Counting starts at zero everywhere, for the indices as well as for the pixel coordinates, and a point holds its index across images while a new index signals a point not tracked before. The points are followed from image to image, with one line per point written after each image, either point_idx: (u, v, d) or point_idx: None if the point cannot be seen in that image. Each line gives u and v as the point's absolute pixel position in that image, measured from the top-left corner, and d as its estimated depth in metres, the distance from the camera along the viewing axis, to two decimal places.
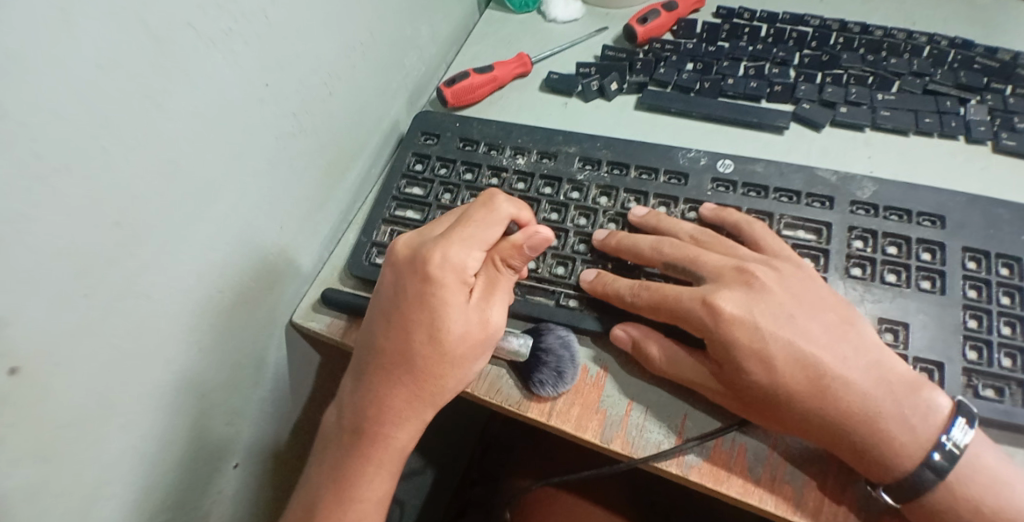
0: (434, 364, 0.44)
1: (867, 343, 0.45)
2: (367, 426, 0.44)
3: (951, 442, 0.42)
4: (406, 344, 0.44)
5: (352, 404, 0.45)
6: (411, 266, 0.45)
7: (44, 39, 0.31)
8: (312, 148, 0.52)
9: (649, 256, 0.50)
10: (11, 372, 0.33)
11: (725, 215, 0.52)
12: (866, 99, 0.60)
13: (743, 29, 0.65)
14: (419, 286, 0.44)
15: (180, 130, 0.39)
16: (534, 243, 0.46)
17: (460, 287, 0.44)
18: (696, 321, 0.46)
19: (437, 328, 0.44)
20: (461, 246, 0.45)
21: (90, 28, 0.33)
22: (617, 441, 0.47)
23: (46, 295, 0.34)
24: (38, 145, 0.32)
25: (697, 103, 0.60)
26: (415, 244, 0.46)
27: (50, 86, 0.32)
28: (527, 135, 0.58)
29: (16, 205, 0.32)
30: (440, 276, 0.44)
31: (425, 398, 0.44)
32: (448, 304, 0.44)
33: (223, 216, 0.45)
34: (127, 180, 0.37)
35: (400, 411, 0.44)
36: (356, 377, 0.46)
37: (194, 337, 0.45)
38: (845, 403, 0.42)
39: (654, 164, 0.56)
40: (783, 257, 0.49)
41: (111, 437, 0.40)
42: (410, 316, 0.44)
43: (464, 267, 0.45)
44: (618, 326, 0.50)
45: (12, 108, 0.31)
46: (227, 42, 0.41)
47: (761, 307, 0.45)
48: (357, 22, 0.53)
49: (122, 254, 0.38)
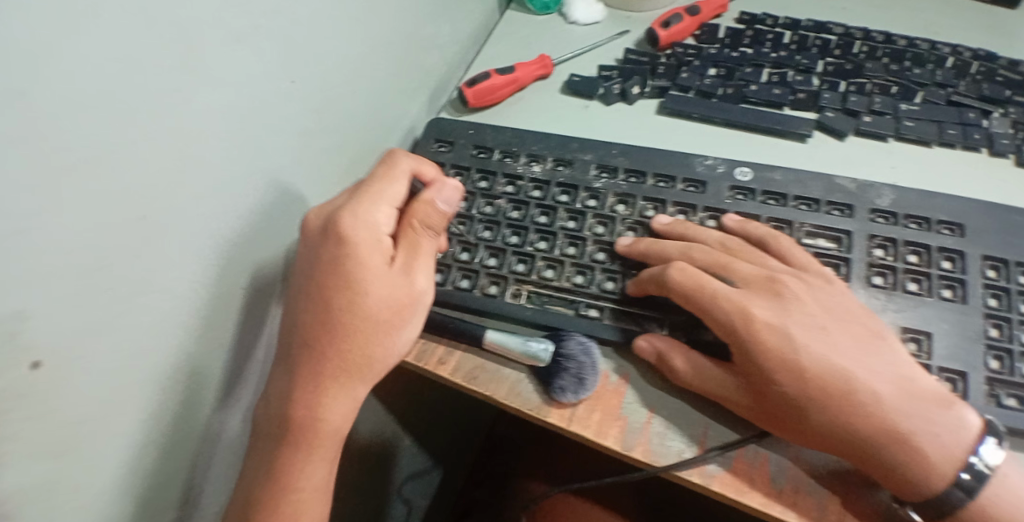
0: (357, 331, 0.42)
1: (897, 358, 0.44)
2: (296, 412, 0.42)
3: (979, 464, 0.41)
4: (326, 311, 0.42)
5: (280, 392, 0.43)
6: (323, 235, 0.43)
7: (70, 27, 0.30)
8: (333, 146, 0.51)
9: (681, 257, 0.49)
10: (33, 365, 0.32)
11: (750, 228, 0.51)
12: (890, 109, 0.59)
13: (766, 35, 0.63)
14: (334, 252, 0.43)
15: (202, 126, 0.39)
16: (447, 197, 0.46)
17: (379, 249, 0.44)
18: (730, 328, 0.45)
19: (357, 291, 0.42)
20: (370, 207, 0.44)
21: (117, 23, 0.32)
22: (639, 448, 0.47)
23: (69, 289, 0.33)
24: (65, 142, 0.31)
25: (720, 108, 0.59)
26: (326, 213, 0.45)
27: (75, 76, 0.31)
28: (541, 142, 0.58)
29: (38, 205, 0.31)
30: (354, 235, 0.43)
31: (355, 372, 0.43)
32: (367, 265, 0.43)
33: (244, 213, 0.44)
34: (153, 176, 0.36)
35: (331, 389, 0.42)
36: (282, 365, 0.43)
37: (214, 335, 0.44)
38: (876, 419, 0.42)
39: (672, 172, 0.55)
40: (814, 271, 0.48)
41: (128, 435, 0.39)
42: (330, 282, 0.42)
43: (379, 228, 0.44)
44: (641, 339, 0.49)
45: (42, 101, 0.30)
46: (254, 38, 0.41)
47: (795, 319, 0.45)
48: (379, 21, 0.52)
49: (145, 249, 0.37)
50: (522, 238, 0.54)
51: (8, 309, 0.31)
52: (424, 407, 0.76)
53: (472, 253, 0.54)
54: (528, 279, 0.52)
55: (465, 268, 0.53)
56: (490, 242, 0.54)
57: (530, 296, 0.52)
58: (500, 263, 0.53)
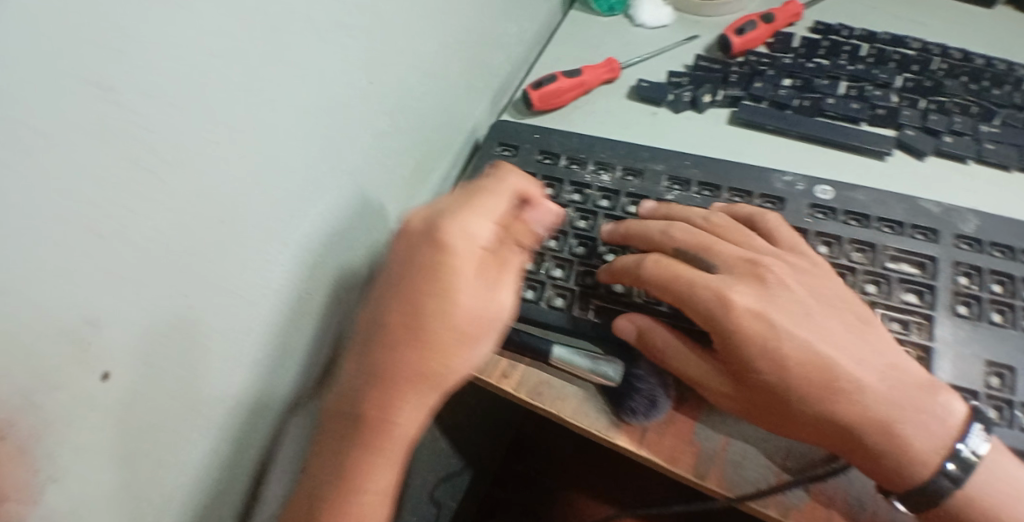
0: (438, 343, 0.39)
1: (891, 348, 0.43)
2: (369, 414, 0.39)
3: (965, 451, 0.40)
4: (412, 316, 0.38)
5: (347, 393, 0.40)
6: (420, 235, 0.40)
7: (162, 22, 0.29)
8: (403, 147, 0.49)
9: (661, 238, 0.48)
10: (103, 377, 0.31)
11: (739, 209, 0.51)
12: (970, 130, 0.57)
13: (843, 46, 0.62)
14: (429, 255, 0.39)
15: (280, 126, 0.37)
16: (544, 221, 0.44)
17: (475, 261, 0.40)
18: (707, 311, 0.44)
19: (449, 302, 0.39)
20: (472, 216, 0.41)
21: (205, 19, 0.31)
22: (713, 476, 0.44)
23: (145, 294, 0.32)
24: (151, 141, 0.30)
25: (795, 121, 0.57)
26: (427, 212, 0.41)
27: (162, 73, 0.30)
28: (611, 150, 0.55)
29: (119, 207, 0.29)
30: (452, 243, 0.39)
31: (434, 385, 0.39)
32: (463, 277, 0.39)
33: (318, 216, 0.43)
34: (232, 176, 0.35)
35: (405, 401, 0.39)
36: (354, 365, 0.40)
37: (282, 343, 0.42)
38: (863, 407, 0.41)
39: (749, 187, 0.53)
40: (801, 252, 0.47)
41: (191, 444, 0.38)
42: (421, 290, 0.39)
43: (480, 239, 0.40)
44: (623, 314, 0.47)
45: (127, 99, 0.28)
46: (336, 36, 0.39)
47: (779, 302, 0.44)
48: (452, 21, 0.51)
49: (220, 254, 0.36)
50: (590, 248, 0.51)
51: (82, 318, 0.29)
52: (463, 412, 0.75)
53: (538, 263, 0.51)
54: (596, 292, 0.50)
55: (531, 278, 0.51)
56: (557, 252, 0.51)
57: (597, 310, 0.49)
58: (566, 274, 0.51)
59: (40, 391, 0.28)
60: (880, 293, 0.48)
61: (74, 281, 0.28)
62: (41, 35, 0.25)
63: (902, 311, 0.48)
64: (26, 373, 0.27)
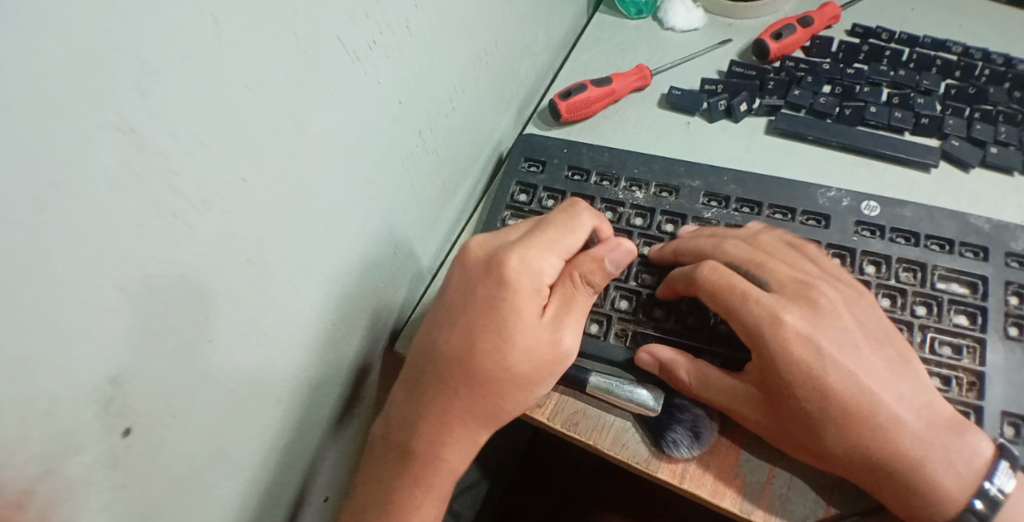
0: (496, 381, 0.41)
1: (926, 385, 0.41)
2: (418, 445, 0.42)
3: (994, 488, 0.39)
4: (471, 353, 0.41)
5: (402, 417, 0.43)
6: (483, 271, 0.42)
7: (185, 54, 0.26)
8: (431, 165, 0.47)
9: (712, 254, 0.46)
10: (125, 432, 0.28)
11: (779, 234, 0.48)
12: (1016, 140, 0.54)
13: (884, 51, 0.59)
14: (490, 292, 0.41)
15: (312, 156, 0.35)
16: (617, 258, 0.43)
17: (534, 299, 0.41)
18: (756, 327, 0.42)
19: (505, 338, 0.41)
20: (539, 254, 0.42)
21: (236, 47, 0.28)
22: (759, 511, 0.42)
23: (172, 344, 0.29)
24: (179, 182, 0.27)
25: (837, 132, 0.55)
26: (489, 248, 0.43)
27: (188, 112, 0.27)
28: (644, 164, 0.53)
29: (145, 253, 0.27)
30: (515, 281, 0.41)
31: (484, 416, 0.42)
32: (520, 314, 0.41)
33: (346, 243, 0.40)
34: (261, 211, 0.32)
35: (457, 429, 0.41)
36: (408, 391, 0.43)
37: (307, 375, 0.40)
38: (893, 444, 0.40)
39: (791, 204, 0.50)
40: (848, 282, 0.45)
41: (219, 489, 0.36)
42: (480, 323, 0.41)
43: (540, 276, 0.42)
44: (642, 350, 0.46)
45: (152, 139, 0.26)
46: (370, 56, 0.37)
47: (828, 329, 0.42)
48: (484, 32, 0.48)
49: (248, 293, 0.33)
50: (624, 272, 0.50)
51: (105, 374, 0.27)
52: None
53: None
54: (632, 318, 0.48)
55: None
56: None
57: (634, 337, 0.48)
58: (601, 298, 0.49)
59: (60, 456, 0.26)
60: (930, 316, 0.46)
61: (98, 337, 0.26)
62: (48, 76, 0.22)
63: (953, 335, 0.46)
64: (44, 439, 0.25)
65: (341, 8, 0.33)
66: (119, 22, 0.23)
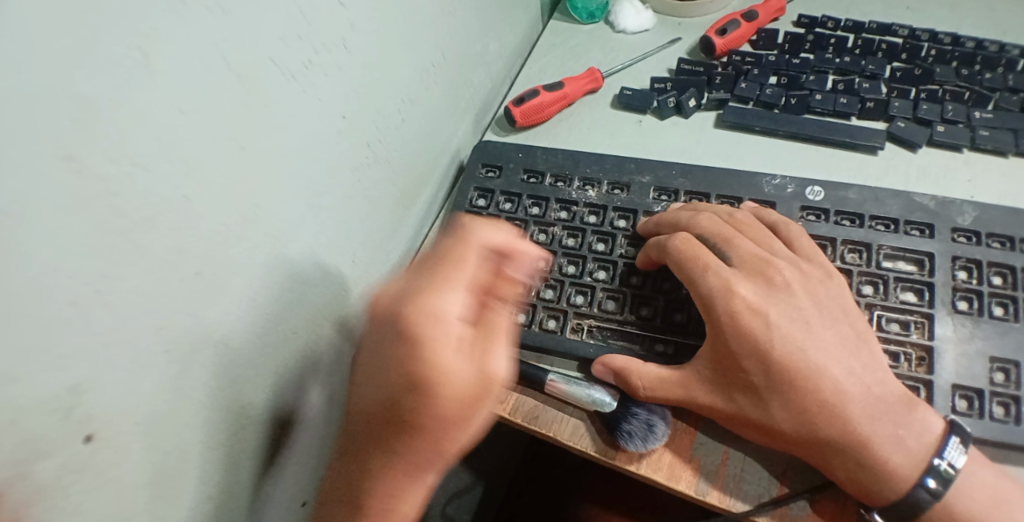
0: (427, 435, 0.36)
1: (876, 361, 0.43)
2: (365, 513, 0.37)
3: (945, 464, 0.40)
4: (399, 415, 0.36)
5: (346, 484, 0.39)
6: (390, 322, 0.38)
7: (118, 84, 0.29)
8: (384, 174, 0.50)
9: (687, 225, 0.48)
10: (90, 438, 0.31)
11: (766, 214, 0.50)
12: (962, 117, 0.55)
13: (828, 39, 0.61)
14: (399, 345, 0.37)
15: (257, 174, 0.38)
16: (526, 266, 0.42)
17: (448, 340, 0.36)
18: (708, 301, 0.45)
19: (425, 390, 0.35)
20: (444, 290, 0.37)
21: (168, 76, 0.31)
22: (714, 493, 0.43)
23: (130, 356, 0.32)
24: (121, 204, 0.30)
25: (783, 120, 0.56)
26: (394, 295, 0.39)
27: (125, 138, 0.29)
28: (596, 164, 0.56)
29: (94, 272, 0.29)
30: (422, 328, 0.36)
31: (427, 471, 0.37)
32: (434, 361, 0.35)
33: (300, 251, 0.43)
34: (210, 227, 0.35)
35: (402, 489, 0.37)
36: (347, 451, 0.39)
37: (272, 379, 0.43)
38: (842, 421, 0.40)
39: (737, 193, 0.52)
40: (817, 262, 0.46)
41: (189, 491, 0.38)
42: (399, 381, 0.36)
43: (452, 314, 0.37)
44: (597, 361, 0.47)
45: (92, 166, 0.28)
46: (308, 75, 0.39)
47: (779, 303, 0.44)
48: (428, 45, 0.51)
49: (203, 306, 0.36)
50: (579, 268, 0.52)
51: (64, 384, 0.29)
52: None
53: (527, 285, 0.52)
54: (588, 312, 0.50)
55: (522, 301, 0.51)
56: (546, 273, 0.52)
57: (592, 330, 0.49)
58: (557, 295, 0.51)
59: (29, 461, 0.28)
60: (877, 294, 0.47)
61: (53, 351, 0.28)
62: None
63: (901, 312, 0.47)
64: (13, 445, 0.27)
65: (272, 33, 0.36)
66: (50, 61, 0.26)
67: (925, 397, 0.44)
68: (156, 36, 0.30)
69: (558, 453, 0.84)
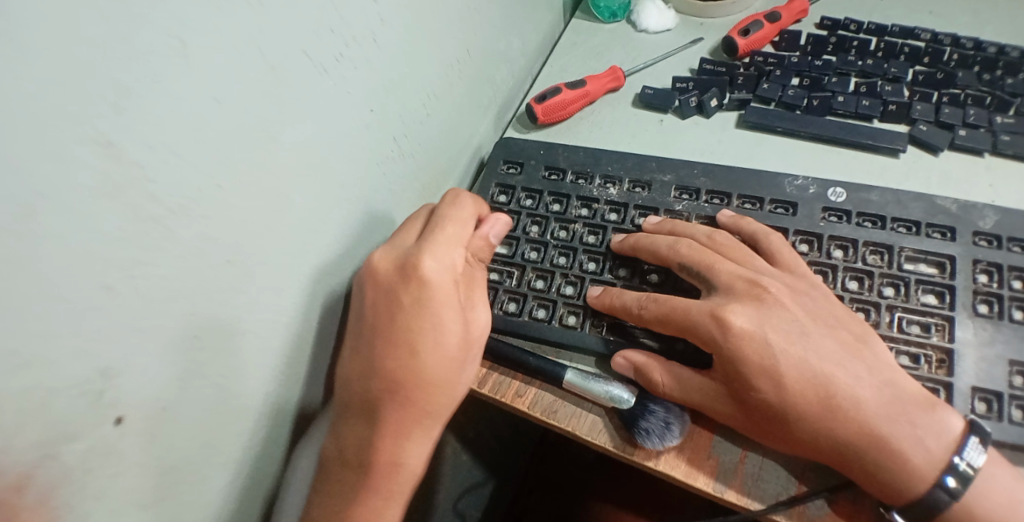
0: (439, 373, 0.43)
1: (883, 364, 0.43)
2: (375, 457, 0.41)
3: (963, 464, 0.40)
4: (411, 357, 0.42)
5: (352, 434, 0.42)
6: (400, 277, 0.43)
7: (156, 71, 0.29)
8: (408, 168, 0.51)
9: (667, 256, 0.49)
10: (117, 422, 0.31)
11: (744, 223, 0.51)
12: (984, 121, 0.55)
13: (851, 42, 0.61)
14: (413, 293, 0.43)
15: (287, 165, 0.38)
16: (498, 231, 0.49)
17: (454, 288, 0.44)
18: (705, 334, 0.44)
19: (439, 329, 0.43)
20: (446, 246, 0.45)
21: (203, 64, 0.31)
22: (732, 491, 0.43)
23: (160, 341, 0.33)
24: (155, 190, 0.30)
25: (804, 121, 0.57)
26: (397, 257, 0.44)
27: (160, 124, 0.30)
28: (618, 162, 0.56)
29: (128, 257, 0.30)
30: (433, 275, 0.43)
31: (433, 415, 0.43)
32: (445, 305, 0.43)
33: (327, 242, 0.44)
34: (240, 216, 0.36)
35: (413, 431, 0.42)
36: (354, 411, 0.42)
37: (296, 368, 0.44)
38: (858, 423, 0.41)
39: (759, 193, 0.53)
40: (800, 273, 0.47)
41: (213, 476, 0.39)
42: (409, 323, 0.43)
43: (454, 266, 0.45)
44: (618, 354, 0.48)
45: (128, 152, 0.29)
46: (339, 67, 0.40)
47: (772, 322, 0.44)
48: (453, 41, 0.52)
49: (232, 294, 0.36)
50: (600, 265, 0.52)
51: (93, 368, 0.29)
52: (482, 422, 0.75)
53: (548, 282, 0.52)
54: None
55: (542, 297, 0.51)
56: (566, 269, 0.52)
57: (612, 327, 0.50)
58: (577, 291, 0.51)
59: (55, 444, 0.29)
60: (898, 297, 0.47)
61: (82, 333, 0.29)
62: (31, 93, 0.25)
63: (922, 314, 0.47)
64: (37, 434, 0.28)
65: (306, 26, 0.36)
66: (89, 46, 0.26)
67: (944, 398, 0.44)
68: (190, 22, 0.30)
69: (569, 452, 0.84)
